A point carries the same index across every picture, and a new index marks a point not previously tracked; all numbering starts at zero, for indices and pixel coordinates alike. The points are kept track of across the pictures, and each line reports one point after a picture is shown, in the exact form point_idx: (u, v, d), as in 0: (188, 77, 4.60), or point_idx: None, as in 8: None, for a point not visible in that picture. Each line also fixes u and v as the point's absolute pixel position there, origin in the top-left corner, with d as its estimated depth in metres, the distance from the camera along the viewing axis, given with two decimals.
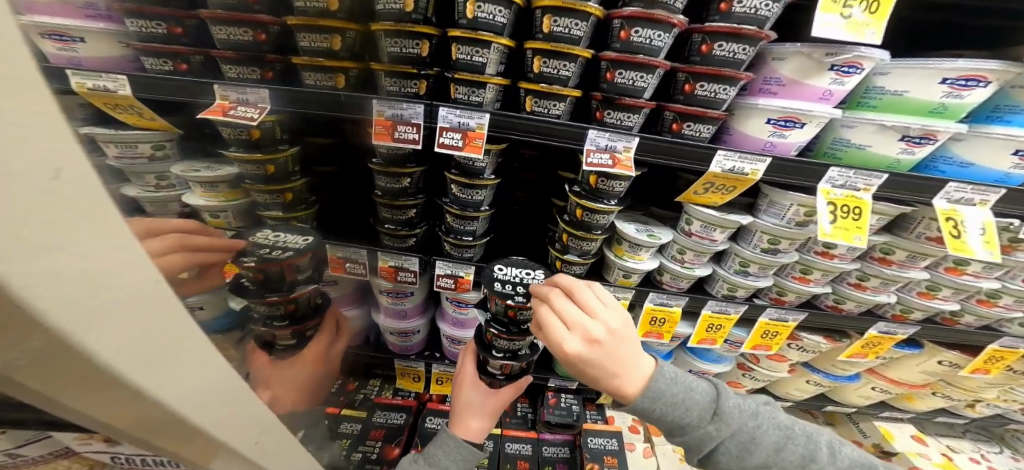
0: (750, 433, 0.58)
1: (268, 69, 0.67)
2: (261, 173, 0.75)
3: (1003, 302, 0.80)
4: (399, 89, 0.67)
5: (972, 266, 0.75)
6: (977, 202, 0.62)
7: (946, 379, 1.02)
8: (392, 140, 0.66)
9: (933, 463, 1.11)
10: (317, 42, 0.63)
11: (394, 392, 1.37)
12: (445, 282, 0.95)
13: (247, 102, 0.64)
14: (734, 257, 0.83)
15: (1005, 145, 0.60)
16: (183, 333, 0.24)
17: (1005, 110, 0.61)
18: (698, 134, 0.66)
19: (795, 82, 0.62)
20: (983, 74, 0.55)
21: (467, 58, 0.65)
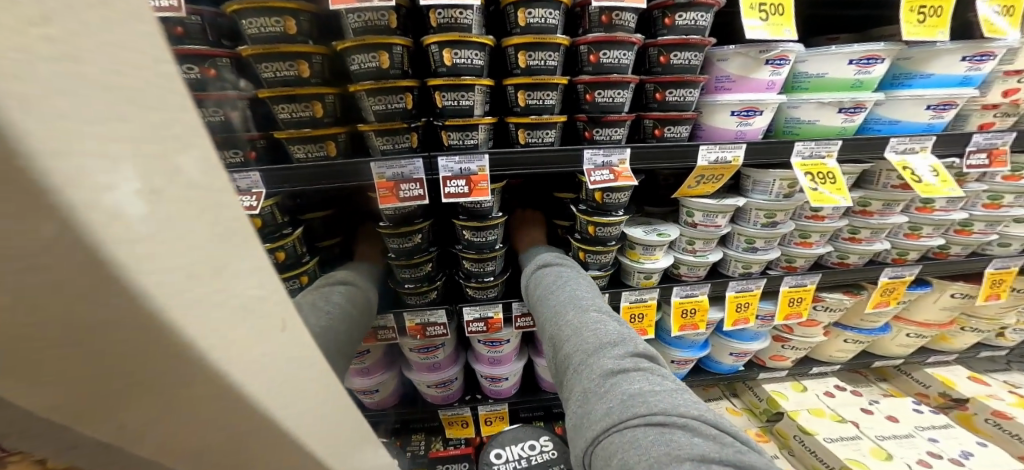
0: (549, 289, 0.76)
1: (251, 149, 0.70)
2: (272, 262, 0.78)
3: (978, 228, 0.91)
4: (393, 146, 0.75)
5: (938, 202, 0.86)
6: (919, 150, 0.76)
7: (968, 312, 1.14)
8: (399, 199, 0.76)
9: (1010, 402, 1.11)
10: (298, 112, 0.67)
11: (446, 443, 1.47)
12: (475, 327, 1.07)
13: (242, 190, 0.69)
14: (739, 236, 0.94)
15: (917, 103, 0.75)
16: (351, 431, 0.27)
17: (903, 77, 0.77)
18: (678, 134, 0.81)
19: (742, 78, 0.76)
20: (878, 54, 0.72)
21: (454, 103, 0.77)
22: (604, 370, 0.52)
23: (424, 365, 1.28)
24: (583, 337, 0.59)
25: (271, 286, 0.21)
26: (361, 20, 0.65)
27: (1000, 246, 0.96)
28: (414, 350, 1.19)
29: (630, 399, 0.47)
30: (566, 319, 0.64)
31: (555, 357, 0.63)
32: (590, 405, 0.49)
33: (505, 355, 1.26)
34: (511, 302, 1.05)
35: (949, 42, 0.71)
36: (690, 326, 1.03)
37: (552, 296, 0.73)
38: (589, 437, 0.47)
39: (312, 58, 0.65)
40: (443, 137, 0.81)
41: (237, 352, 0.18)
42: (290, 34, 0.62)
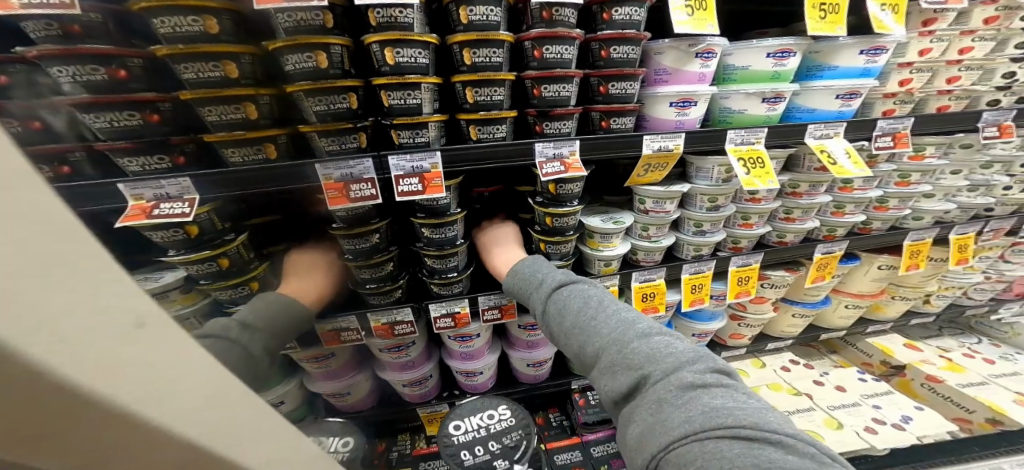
0: (581, 307, 0.72)
1: (178, 153, 0.68)
2: (215, 269, 0.78)
3: (893, 204, 0.99)
4: (339, 146, 0.75)
5: (857, 182, 0.93)
6: (832, 136, 0.82)
7: (895, 282, 1.24)
8: (350, 200, 0.75)
9: (941, 367, 1.22)
10: (229, 113, 0.65)
11: (428, 440, 1.47)
12: (443, 322, 1.08)
13: (169, 197, 0.67)
14: (688, 220, 0.98)
15: (828, 93, 0.81)
16: (244, 419, 0.32)
17: (816, 70, 0.83)
18: (623, 125, 0.84)
19: (677, 70, 0.80)
20: (790, 47, 0.77)
21: (401, 102, 0.77)
22: (686, 385, 0.53)
23: (397, 364, 1.27)
24: (653, 351, 0.59)
25: (127, 296, 0.25)
26: (293, 19, 0.64)
27: (914, 219, 1.05)
28: (384, 351, 1.19)
29: (716, 413, 0.49)
30: (622, 338, 0.63)
31: (608, 372, 0.61)
32: (668, 417, 0.51)
33: (476, 349, 1.28)
34: (477, 296, 1.07)
35: (847, 37, 0.77)
36: (651, 308, 1.06)
37: (590, 312, 0.70)
38: (661, 442, 0.50)
39: (239, 58, 0.64)
40: (393, 136, 0.80)
41: (94, 358, 0.23)
42: (212, 33, 0.60)
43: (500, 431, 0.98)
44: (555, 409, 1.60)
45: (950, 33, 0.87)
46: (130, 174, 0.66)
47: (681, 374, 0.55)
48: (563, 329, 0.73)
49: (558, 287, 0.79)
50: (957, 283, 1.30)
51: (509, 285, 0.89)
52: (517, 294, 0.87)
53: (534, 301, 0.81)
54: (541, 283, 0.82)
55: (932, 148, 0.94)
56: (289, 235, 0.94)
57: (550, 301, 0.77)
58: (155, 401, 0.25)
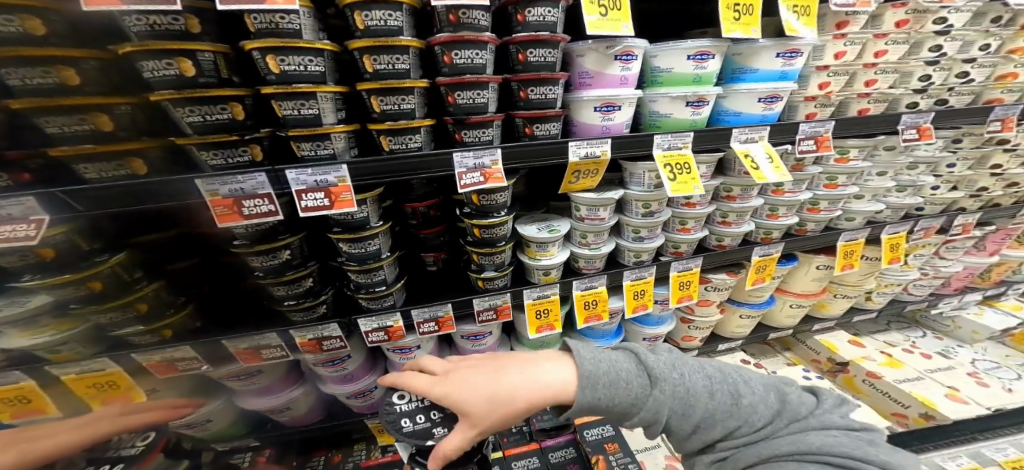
0: (707, 389, 0.68)
1: (20, 170, 0.59)
2: (85, 293, 0.68)
3: (824, 207, 0.98)
4: (226, 160, 0.66)
5: (788, 185, 0.91)
6: (755, 139, 0.80)
7: (835, 281, 1.25)
8: (243, 217, 0.68)
9: (879, 363, 1.25)
10: (72, 125, 0.56)
11: (382, 449, 1.27)
12: (376, 336, 1.00)
13: (11, 218, 0.57)
14: (627, 226, 0.96)
15: (751, 96, 0.78)
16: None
17: (739, 72, 0.79)
18: (547, 131, 0.82)
19: (599, 73, 0.77)
20: (709, 50, 0.73)
21: (295, 113, 0.69)
22: (782, 427, 0.65)
23: (335, 377, 1.19)
24: (749, 403, 0.67)
25: None
26: (144, 23, 0.55)
27: (845, 220, 1.05)
28: (318, 365, 1.12)
29: (831, 446, 0.60)
30: (727, 402, 0.67)
31: (724, 442, 0.66)
32: (778, 449, 0.62)
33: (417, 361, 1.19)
34: (409, 310, 0.99)
35: (765, 40, 0.74)
36: (594, 317, 1.03)
37: (684, 386, 0.68)
38: (812, 442, 0.61)
39: (80, 63, 0.55)
40: (295, 149, 0.73)
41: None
42: (36, 35, 0.52)
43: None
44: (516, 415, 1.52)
45: (862, 37, 0.85)
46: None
47: (774, 418, 0.66)
48: (681, 422, 0.67)
49: (667, 378, 0.68)
50: (894, 280, 1.32)
51: (593, 402, 0.66)
52: (603, 411, 0.67)
53: (647, 407, 0.66)
54: (646, 382, 0.68)
55: (855, 152, 0.93)
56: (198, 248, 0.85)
57: (670, 398, 0.67)
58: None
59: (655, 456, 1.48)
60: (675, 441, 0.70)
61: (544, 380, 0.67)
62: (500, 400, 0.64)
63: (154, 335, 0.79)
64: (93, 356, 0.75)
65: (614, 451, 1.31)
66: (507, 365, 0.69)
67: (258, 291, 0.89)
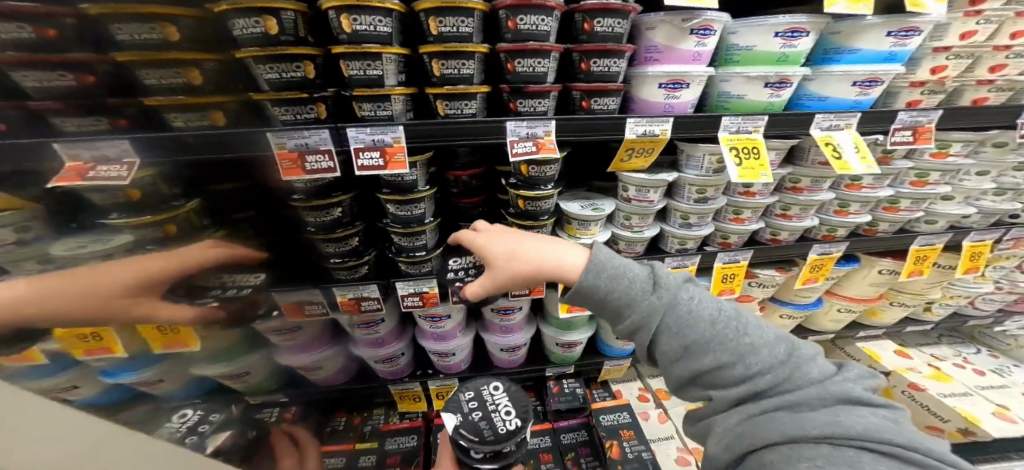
0: (712, 318, 0.69)
1: (117, 116, 0.61)
2: (159, 236, 0.67)
3: (904, 206, 0.90)
4: (295, 116, 0.70)
5: (867, 179, 0.84)
6: (843, 127, 0.72)
7: (895, 287, 1.18)
8: (303, 172, 0.70)
9: (924, 375, 1.18)
10: (169, 78, 0.59)
11: (399, 417, 1.45)
12: (411, 299, 1.07)
13: (108, 160, 0.61)
14: (675, 211, 0.92)
15: (845, 79, 0.71)
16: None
17: (832, 52, 0.72)
18: (606, 106, 0.79)
19: (668, 48, 0.71)
20: (802, 26, 0.66)
21: (361, 72, 0.73)
22: (784, 385, 0.63)
23: (366, 341, 1.24)
24: (754, 353, 0.66)
25: None
26: None
27: (926, 223, 0.97)
28: (353, 326, 1.16)
29: (873, 430, 0.56)
30: (732, 338, 0.67)
31: (719, 378, 0.67)
32: (804, 422, 0.59)
33: (447, 331, 1.24)
34: (446, 276, 1.03)
35: (876, 17, 0.66)
36: None
37: (689, 308, 0.70)
38: (824, 422, 0.59)
39: (178, 21, 0.56)
40: (356, 108, 0.78)
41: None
42: None
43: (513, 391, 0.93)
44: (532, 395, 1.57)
45: (1000, 15, 0.78)
46: (68, 134, 0.61)
47: (780, 373, 0.64)
48: (670, 338, 0.70)
49: (673, 293, 0.72)
50: (963, 292, 1.23)
51: (592, 286, 0.75)
52: (601, 301, 0.75)
53: (641, 310, 0.72)
54: (649, 288, 0.73)
55: (958, 146, 0.84)
56: (256, 202, 0.85)
57: (667, 311, 0.70)
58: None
59: (665, 448, 1.34)
60: (662, 360, 0.73)
61: (561, 252, 0.80)
62: (519, 258, 0.79)
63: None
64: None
65: (630, 439, 1.31)
66: (543, 242, 0.82)
67: (315, 248, 0.94)
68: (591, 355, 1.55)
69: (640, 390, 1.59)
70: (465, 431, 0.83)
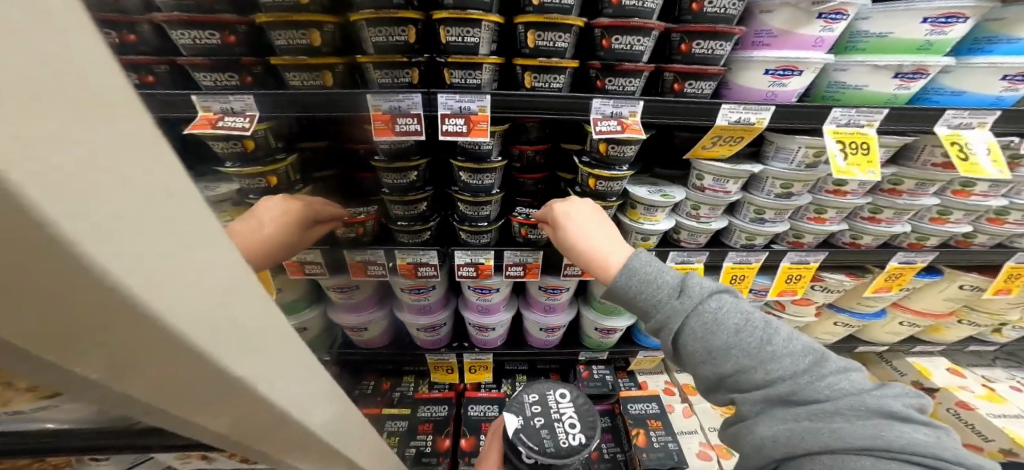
0: (737, 326, 0.65)
1: (247, 73, 0.75)
2: (264, 185, 0.83)
3: (1012, 218, 0.88)
4: (392, 80, 0.78)
5: (979, 186, 0.82)
6: (976, 126, 0.72)
7: (971, 305, 1.15)
8: (394, 132, 0.78)
9: (976, 395, 1.15)
10: (296, 39, 0.71)
11: (430, 386, 1.50)
12: (465, 270, 1.09)
13: (234, 112, 0.74)
14: (748, 205, 0.90)
15: (992, 72, 0.70)
16: (276, 341, 0.29)
17: (984, 41, 0.72)
18: (700, 90, 0.76)
19: (786, 32, 0.70)
20: (960, 12, 0.65)
21: (459, 39, 0.76)
22: (819, 396, 0.59)
23: (414, 307, 1.27)
24: (781, 361, 0.62)
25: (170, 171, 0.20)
26: None
27: None
28: (404, 290, 1.19)
29: (917, 446, 0.51)
30: (756, 348, 0.63)
31: (745, 383, 0.63)
32: (844, 434, 0.54)
33: (494, 304, 1.25)
34: (503, 250, 1.06)
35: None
36: None
37: (714, 315, 0.66)
38: (869, 433, 0.53)
39: None
40: (446, 76, 0.81)
41: (131, 243, 0.18)
42: None
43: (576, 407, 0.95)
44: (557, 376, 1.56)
45: None
46: (205, 88, 0.75)
47: (813, 385, 0.59)
48: (693, 342, 0.66)
49: (698, 298, 0.67)
50: None
51: (623, 287, 0.72)
52: (627, 304, 0.73)
53: (666, 312, 0.68)
54: (675, 292, 0.69)
55: None
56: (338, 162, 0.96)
57: (692, 316, 0.67)
58: (189, 313, 0.21)
59: (689, 442, 1.33)
60: (687, 363, 0.69)
61: (607, 251, 0.77)
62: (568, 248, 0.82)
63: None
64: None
65: (657, 429, 1.31)
66: (598, 231, 0.80)
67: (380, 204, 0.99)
68: (623, 344, 1.54)
69: (667, 383, 1.55)
70: (525, 436, 0.87)
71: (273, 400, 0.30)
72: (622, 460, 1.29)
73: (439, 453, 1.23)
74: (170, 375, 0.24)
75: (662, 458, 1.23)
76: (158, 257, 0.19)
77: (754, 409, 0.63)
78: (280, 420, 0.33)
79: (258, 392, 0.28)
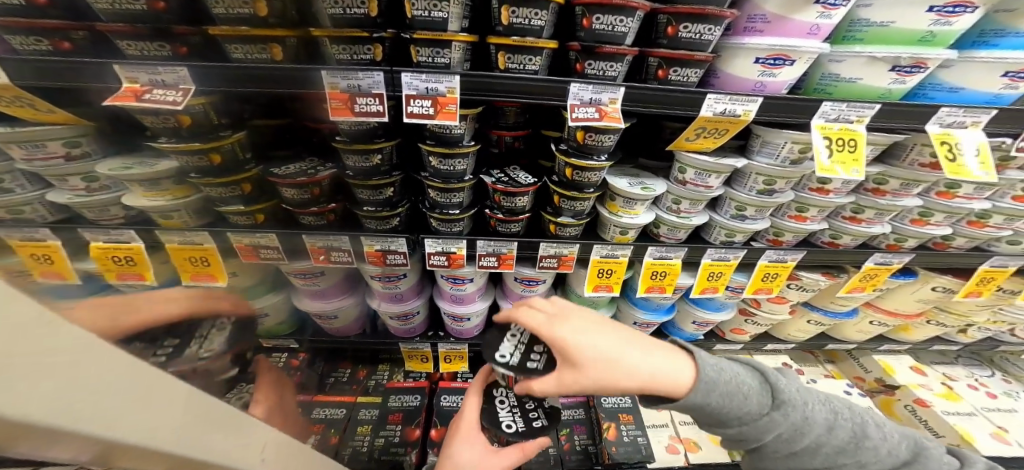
0: (738, 395, 0.65)
1: (181, 43, 0.67)
2: (206, 164, 0.78)
3: (993, 222, 0.88)
4: (352, 56, 0.70)
5: (964, 189, 0.80)
6: (969, 125, 0.70)
7: (942, 306, 1.18)
8: (353, 113, 0.71)
9: (934, 393, 1.19)
10: (236, 6, 0.62)
11: (405, 375, 1.45)
12: (437, 260, 1.03)
13: (164, 85, 0.66)
14: (730, 201, 0.87)
15: (992, 69, 0.67)
16: (91, 369, 0.24)
17: (990, 35, 0.69)
18: (686, 78, 0.71)
19: (780, 18, 0.66)
20: (970, 0, 0.61)
21: (426, 14, 0.68)
22: (783, 439, 0.66)
23: (386, 295, 1.21)
24: (756, 418, 0.66)
25: None
26: None
27: (1007, 244, 0.94)
28: (374, 278, 1.12)
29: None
30: (739, 410, 0.65)
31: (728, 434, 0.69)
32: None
33: (467, 295, 1.21)
34: (475, 240, 1.00)
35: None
36: (656, 288, 1.00)
37: (710, 405, 0.65)
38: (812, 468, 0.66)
39: None
40: (413, 53, 0.73)
41: None
42: None
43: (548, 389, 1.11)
44: None
45: None
46: (129, 58, 0.66)
47: (784, 436, 0.66)
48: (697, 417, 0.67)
49: (790, 405, 0.67)
50: (1010, 318, 1.21)
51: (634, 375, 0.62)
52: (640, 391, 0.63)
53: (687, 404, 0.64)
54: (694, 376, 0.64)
55: None
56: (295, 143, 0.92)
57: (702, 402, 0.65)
58: None
59: (659, 435, 1.34)
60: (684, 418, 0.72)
61: (619, 367, 0.61)
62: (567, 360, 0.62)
63: (250, 218, 0.90)
64: (196, 228, 0.88)
65: (628, 423, 1.30)
66: (592, 332, 0.64)
67: (350, 188, 0.92)
68: None
69: None
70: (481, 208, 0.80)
71: (132, 435, 0.26)
72: (594, 453, 1.28)
73: (409, 444, 1.19)
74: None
75: (631, 452, 1.23)
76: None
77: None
78: (145, 454, 0.28)
79: (108, 435, 0.25)
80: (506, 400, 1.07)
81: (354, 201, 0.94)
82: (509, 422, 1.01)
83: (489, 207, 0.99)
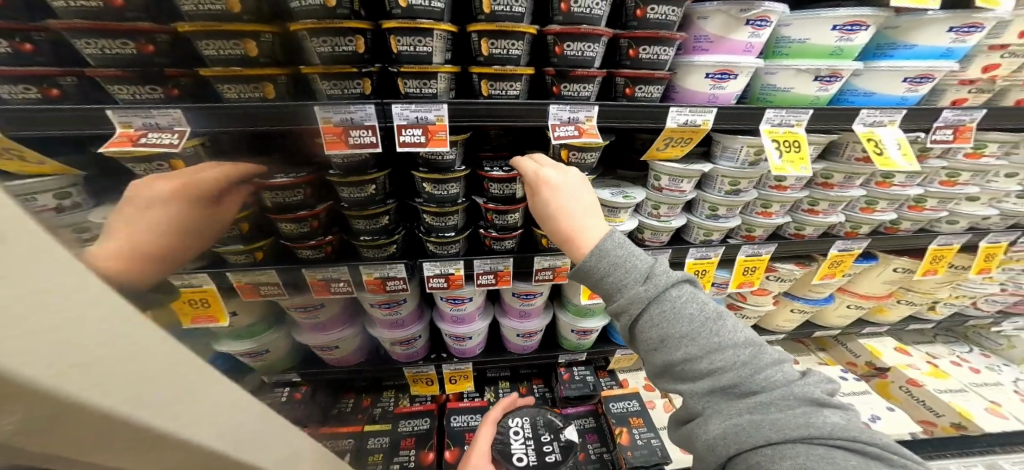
0: (691, 316, 0.67)
1: (172, 85, 0.72)
2: None
3: (930, 205, 0.99)
4: (342, 90, 0.78)
5: (897, 178, 0.91)
6: (887, 123, 0.81)
7: (908, 286, 1.27)
8: (347, 145, 0.79)
9: (923, 372, 1.25)
10: (228, 49, 0.69)
11: (411, 400, 1.48)
12: (436, 281, 1.09)
13: (156, 127, 0.71)
14: (703, 203, 0.95)
15: (895, 76, 0.78)
16: (190, 378, 0.29)
17: (886, 47, 0.80)
18: (649, 94, 0.81)
19: (720, 38, 0.76)
20: (862, 20, 0.72)
21: (410, 49, 0.77)
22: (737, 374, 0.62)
23: (386, 322, 1.26)
24: (702, 338, 0.65)
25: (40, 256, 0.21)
26: None
27: (948, 223, 1.06)
28: (375, 306, 1.17)
29: (839, 429, 0.55)
30: (692, 330, 0.66)
31: (688, 371, 0.65)
32: (782, 424, 0.57)
33: (468, 313, 1.26)
34: (472, 260, 1.07)
35: (937, 12, 0.73)
36: None
37: (662, 317, 0.68)
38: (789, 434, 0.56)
39: None
40: (399, 85, 0.82)
41: (61, 351, 0.21)
42: (233, 11, 0.67)
43: (564, 424, 1.28)
44: (540, 381, 1.57)
45: None
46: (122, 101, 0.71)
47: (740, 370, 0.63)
48: (650, 329, 0.68)
49: (663, 286, 0.69)
50: (969, 292, 1.31)
51: (590, 268, 0.72)
52: (598, 279, 0.72)
53: (629, 295, 0.70)
54: (641, 278, 0.71)
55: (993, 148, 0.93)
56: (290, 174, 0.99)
57: (654, 302, 0.69)
58: (86, 378, 0.22)
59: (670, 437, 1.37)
60: (640, 347, 0.72)
61: (585, 229, 0.76)
62: (554, 217, 0.78)
63: (249, 256, 0.95)
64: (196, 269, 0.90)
65: (638, 426, 1.32)
66: (587, 210, 0.78)
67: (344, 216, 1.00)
68: (601, 344, 1.56)
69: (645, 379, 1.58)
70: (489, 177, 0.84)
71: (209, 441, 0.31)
72: (609, 460, 1.30)
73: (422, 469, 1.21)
74: (78, 434, 0.24)
75: (646, 455, 1.24)
76: (17, 319, 0.19)
77: (701, 405, 0.64)
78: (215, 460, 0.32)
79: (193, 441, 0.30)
80: (520, 433, 1.24)
81: (349, 230, 1.02)
82: (521, 456, 1.17)
83: (482, 226, 1.07)
